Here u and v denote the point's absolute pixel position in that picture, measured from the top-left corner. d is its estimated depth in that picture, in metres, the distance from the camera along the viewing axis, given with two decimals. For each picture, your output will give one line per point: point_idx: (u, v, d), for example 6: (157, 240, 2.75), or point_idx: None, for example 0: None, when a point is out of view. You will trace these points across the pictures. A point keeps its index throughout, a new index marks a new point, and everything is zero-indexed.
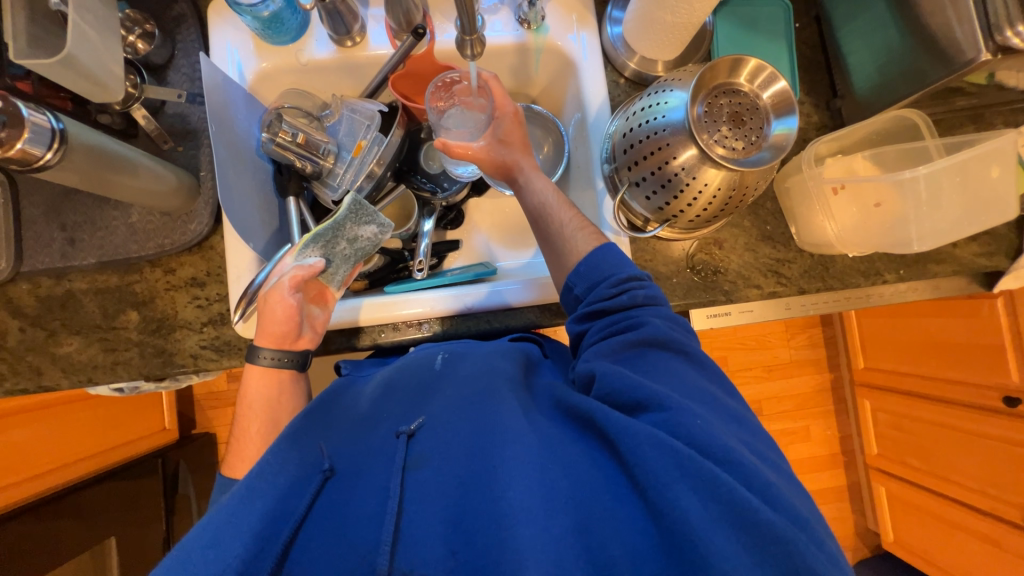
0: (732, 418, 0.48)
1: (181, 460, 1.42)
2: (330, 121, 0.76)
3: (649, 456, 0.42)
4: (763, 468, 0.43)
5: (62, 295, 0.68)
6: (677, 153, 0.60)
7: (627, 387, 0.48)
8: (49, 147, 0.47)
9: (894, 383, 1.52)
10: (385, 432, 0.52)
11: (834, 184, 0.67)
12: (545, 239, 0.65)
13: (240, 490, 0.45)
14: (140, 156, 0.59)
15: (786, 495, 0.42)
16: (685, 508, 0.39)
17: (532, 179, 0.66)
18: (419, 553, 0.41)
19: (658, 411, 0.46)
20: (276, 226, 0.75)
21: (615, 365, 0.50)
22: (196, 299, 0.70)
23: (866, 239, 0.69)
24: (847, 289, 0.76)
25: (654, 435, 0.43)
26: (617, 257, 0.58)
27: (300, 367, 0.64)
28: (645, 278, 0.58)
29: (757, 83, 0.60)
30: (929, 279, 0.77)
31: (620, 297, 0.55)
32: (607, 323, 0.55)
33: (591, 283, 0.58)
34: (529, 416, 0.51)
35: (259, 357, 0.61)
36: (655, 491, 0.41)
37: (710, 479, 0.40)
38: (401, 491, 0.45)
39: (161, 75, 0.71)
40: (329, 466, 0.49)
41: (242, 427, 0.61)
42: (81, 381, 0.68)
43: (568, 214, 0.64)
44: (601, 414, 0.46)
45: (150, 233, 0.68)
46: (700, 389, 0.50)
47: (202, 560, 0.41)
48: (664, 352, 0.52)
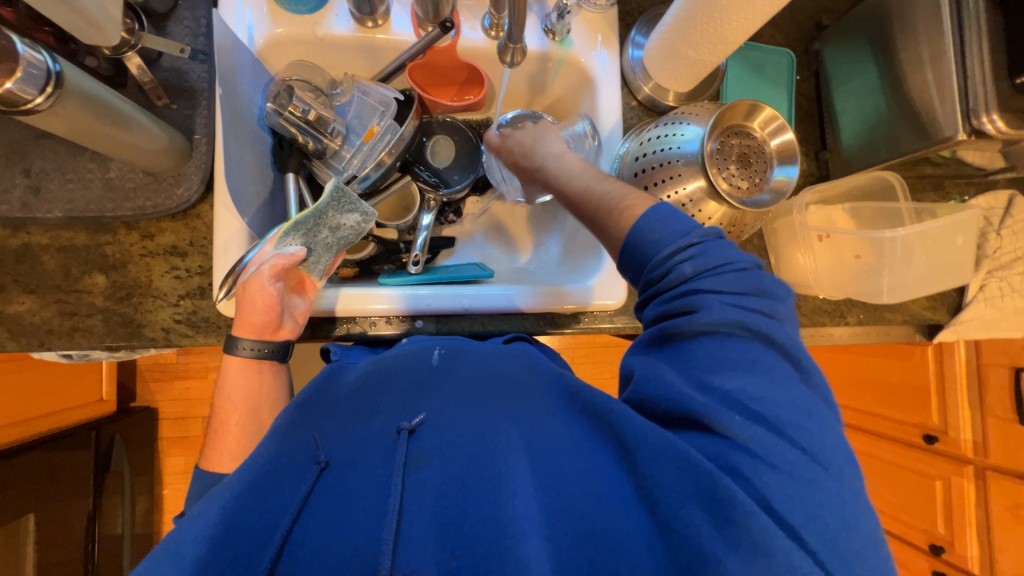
0: (801, 412, 0.45)
1: (118, 435, 1.32)
2: (340, 100, 0.73)
3: (661, 472, 0.43)
4: (796, 465, 0.42)
5: (17, 248, 0.62)
6: (686, 183, 0.63)
7: (666, 395, 0.47)
8: (42, 91, 0.42)
9: None
10: (383, 426, 0.51)
11: (818, 232, 0.74)
12: (586, 215, 0.59)
13: (233, 483, 0.44)
14: (134, 110, 0.55)
15: (833, 494, 0.42)
16: (697, 530, 0.40)
17: (554, 161, 0.64)
18: (420, 557, 0.41)
19: (697, 430, 0.45)
20: (269, 201, 0.71)
21: (657, 369, 0.49)
22: (175, 269, 0.65)
23: (839, 284, 0.74)
24: (814, 326, 0.82)
25: (672, 449, 0.43)
26: (657, 231, 0.51)
27: (282, 357, 0.61)
28: (710, 236, 0.52)
29: (767, 130, 0.64)
30: (883, 324, 0.85)
31: (664, 275, 0.50)
32: (660, 304, 0.51)
33: (634, 267, 0.53)
34: (536, 420, 0.51)
35: (238, 348, 0.58)
36: (667, 508, 0.42)
37: (726, 499, 0.40)
38: (403, 490, 0.45)
39: (160, 24, 0.65)
40: (324, 458, 0.48)
41: (219, 420, 0.58)
42: (31, 345, 0.61)
43: (603, 181, 0.59)
44: (624, 421, 0.47)
45: (129, 193, 0.63)
46: (769, 371, 0.46)
47: (190, 554, 0.40)
48: (730, 336, 0.47)
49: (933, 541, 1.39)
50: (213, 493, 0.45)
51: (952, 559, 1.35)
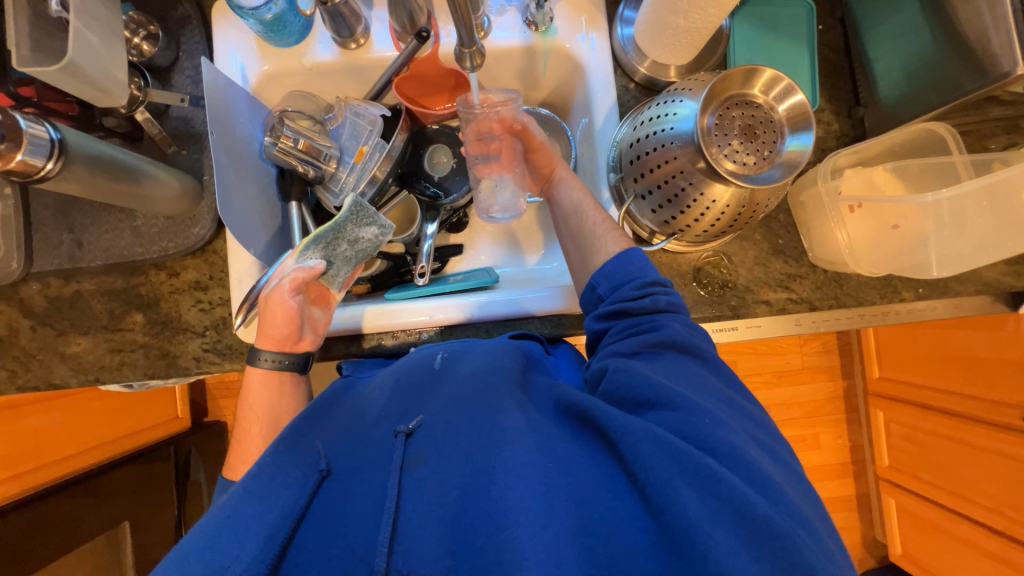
0: (745, 416, 0.48)
1: (194, 449, 1.47)
2: (334, 124, 0.75)
3: (647, 453, 0.42)
4: (761, 459, 0.43)
5: (70, 295, 0.69)
6: (683, 166, 0.58)
7: (636, 384, 0.48)
8: (50, 157, 0.47)
9: (908, 396, 1.47)
10: (383, 432, 0.52)
11: (851, 201, 0.65)
12: (575, 237, 0.66)
13: (236, 492, 0.46)
14: (143, 163, 0.60)
15: (789, 496, 0.41)
16: (684, 505, 0.39)
17: (568, 182, 0.70)
18: (419, 554, 0.41)
19: (667, 410, 0.46)
20: (278, 229, 0.75)
21: (628, 363, 0.51)
22: (200, 302, 0.70)
23: (880, 259, 0.66)
24: (861, 306, 0.73)
25: (652, 431, 0.43)
26: (642, 260, 0.58)
27: (302, 369, 0.65)
28: (669, 284, 0.58)
29: (773, 95, 0.57)
30: (950, 297, 0.74)
31: (643, 299, 0.55)
32: (626, 324, 0.55)
33: (615, 283, 0.58)
34: (526, 415, 0.50)
35: (259, 359, 0.62)
36: (654, 488, 0.41)
37: (708, 474, 0.40)
38: (400, 491, 0.46)
39: (166, 77, 0.71)
40: (326, 466, 0.50)
41: (243, 429, 0.61)
42: (89, 380, 0.69)
43: (600, 216, 0.65)
44: (600, 413, 0.46)
45: (155, 237, 0.69)
46: (715, 390, 0.50)
47: (198, 561, 0.42)
48: (680, 354, 0.52)
49: None
50: (217, 509, 0.46)
51: None
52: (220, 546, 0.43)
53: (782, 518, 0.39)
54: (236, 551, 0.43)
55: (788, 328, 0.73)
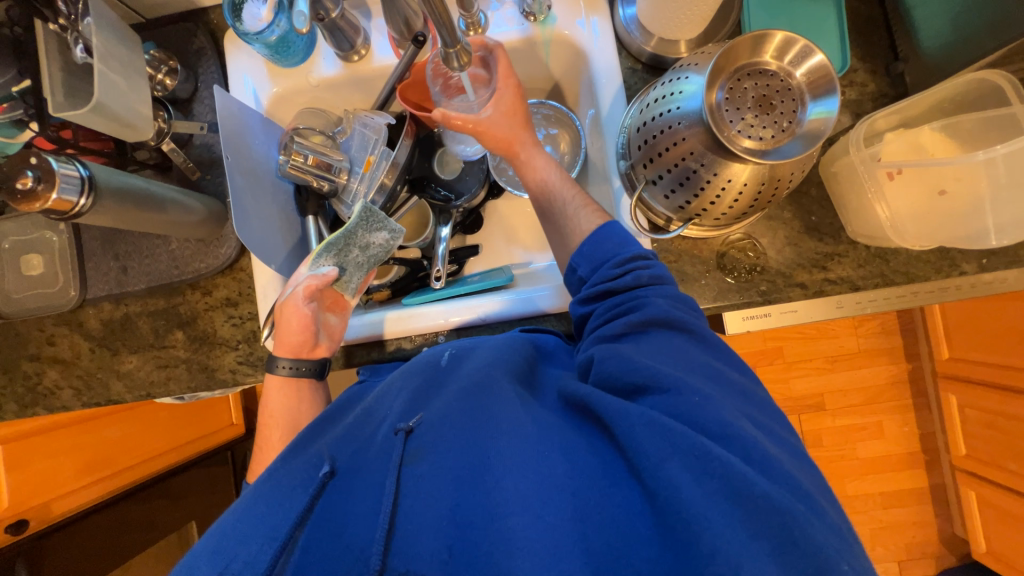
0: (738, 393, 0.46)
1: (249, 453, 1.58)
2: (343, 137, 0.77)
3: (642, 436, 0.40)
4: (760, 438, 0.41)
5: (121, 318, 0.76)
6: (693, 147, 0.55)
7: (626, 368, 0.46)
8: (82, 193, 0.51)
9: (985, 377, 1.32)
10: (384, 433, 0.52)
11: (889, 168, 0.57)
12: (548, 219, 0.64)
13: (248, 495, 0.50)
14: (169, 191, 0.64)
15: (788, 470, 0.40)
16: (679, 486, 0.37)
17: (534, 157, 0.64)
18: (416, 550, 0.41)
19: (659, 393, 0.44)
20: (298, 243, 0.77)
21: (613, 348, 0.49)
22: (231, 318, 0.74)
23: (930, 231, 0.59)
24: (913, 283, 0.66)
25: (647, 415, 0.41)
26: (622, 235, 0.55)
27: (319, 375, 0.67)
28: (652, 257, 0.55)
29: (788, 60, 0.53)
30: (1023, 267, 0.65)
31: (624, 277, 0.52)
32: (610, 305, 0.52)
33: (595, 263, 0.55)
34: (526, 406, 0.50)
35: (278, 366, 0.65)
36: (650, 471, 0.39)
37: (703, 455, 0.39)
38: (398, 488, 0.46)
39: (187, 108, 0.75)
40: (329, 468, 0.50)
41: (264, 435, 0.65)
42: (142, 395, 0.75)
43: (571, 192, 0.62)
44: (595, 400, 0.45)
45: (189, 258, 0.73)
46: (705, 366, 0.47)
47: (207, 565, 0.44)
48: (667, 331, 0.49)
49: None
50: (228, 514, 0.49)
51: None
52: (227, 551, 0.45)
53: (782, 494, 0.37)
54: (241, 551, 0.45)
55: (829, 312, 0.67)
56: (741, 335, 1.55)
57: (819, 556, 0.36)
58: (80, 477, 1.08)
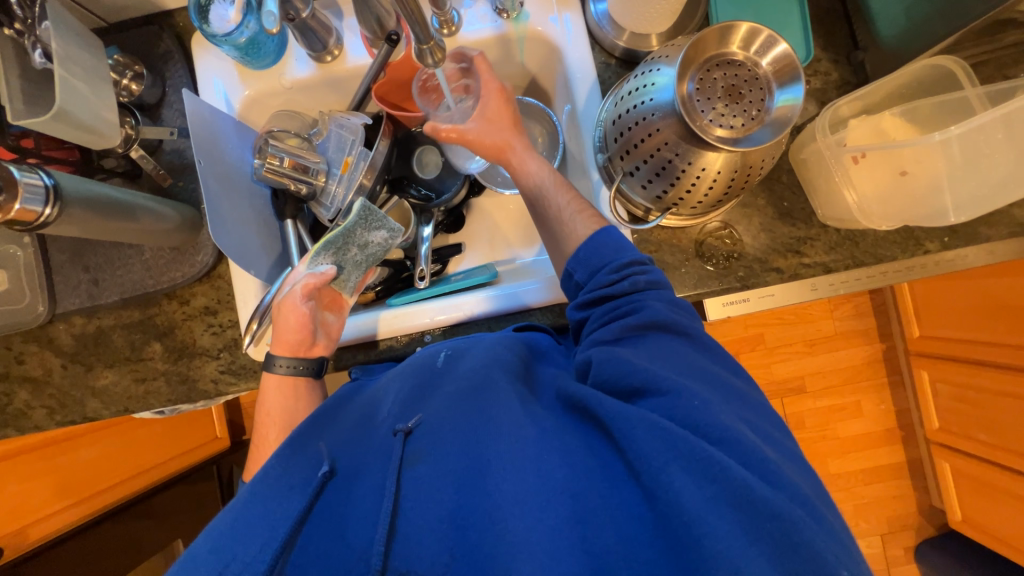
0: (738, 399, 0.46)
1: (235, 467, 1.55)
2: (320, 139, 0.76)
3: (643, 440, 0.41)
4: (758, 442, 0.41)
5: (94, 331, 0.73)
6: (668, 138, 0.56)
7: (624, 371, 0.46)
8: (47, 203, 0.49)
9: (953, 352, 1.38)
10: (384, 433, 0.53)
11: (853, 153, 0.60)
12: (544, 224, 0.63)
13: (243, 497, 0.48)
14: (140, 198, 0.62)
15: (786, 475, 0.40)
16: (679, 491, 0.38)
17: (526, 160, 0.63)
18: (415, 552, 0.42)
19: (659, 395, 0.44)
20: (278, 248, 0.76)
21: (611, 350, 0.49)
22: (211, 327, 0.73)
23: (897, 212, 0.62)
24: (882, 263, 0.69)
25: (648, 419, 0.42)
26: (617, 242, 0.55)
27: (316, 374, 0.67)
28: (649, 262, 0.55)
29: (754, 51, 0.54)
30: (981, 243, 0.68)
31: (621, 283, 0.52)
32: (605, 310, 0.53)
33: (591, 269, 0.55)
34: (525, 407, 0.49)
35: (275, 366, 0.64)
36: (649, 474, 0.40)
37: (703, 458, 0.39)
38: (398, 489, 0.46)
39: (155, 113, 0.73)
40: (329, 467, 0.51)
41: (260, 435, 0.63)
42: (120, 410, 0.73)
43: (566, 197, 0.61)
44: (595, 403, 0.45)
45: (163, 267, 0.71)
46: (706, 372, 0.47)
47: (205, 560, 0.44)
48: (664, 334, 0.50)
49: None
50: (223, 514, 0.48)
51: None
52: (223, 551, 0.44)
53: (783, 500, 0.37)
54: (241, 550, 0.44)
55: (803, 294, 0.70)
56: (723, 323, 1.59)
57: (818, 563, 0.36)
58: (55, 501, 1.04)
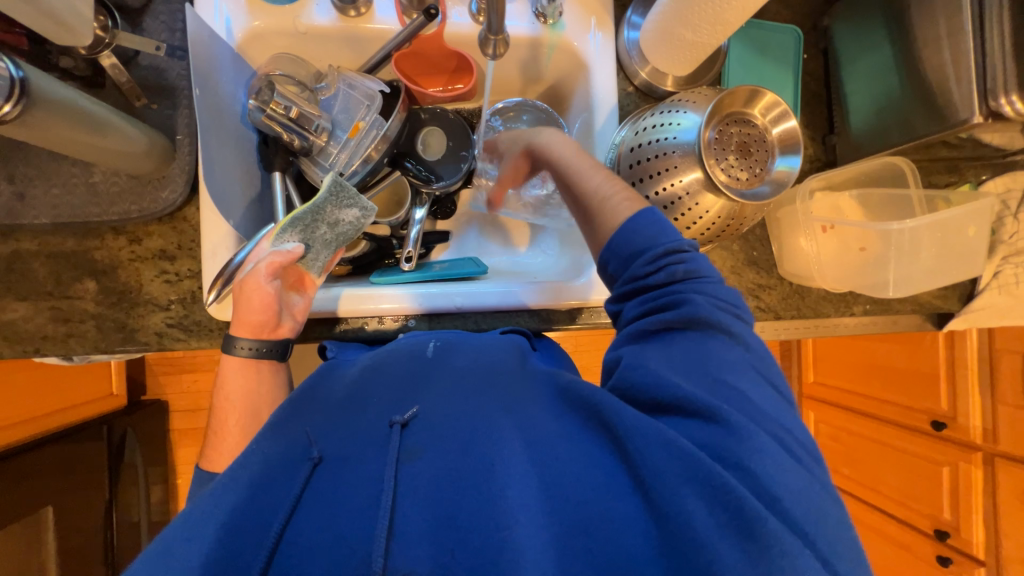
0: (772, 415, 0.47)
1: (130, 429, 1.36)
2: (325, 94, 0.71)
3: (656, 459, 0.44)
4: (781, 470, 0.43)
5: (7, 255, 0.61)
6: (682, 175, 0.61)
7: (653, 385, 0.48)
8: (8, 99, 0.41)
9: (837, 399, 1.63)
10: (375, 419, 0.51)
11: (824, 222, 0.72)
12: (582, 214, 0.60)
13: (223, 481, 0.46)
14: (109, 114, 0.53)
15: (798, 503, 0.42)
16: (691, 512, 0.41)
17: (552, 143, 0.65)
18: (416, 551, 0.42)
19: (681, 415, 0.47)
20: (255, 198, 0.70)
21: (639, 358, 0.50)
22: (164, 274, 0.64)
23: (845, 277, 0.73)
24: (818, 317, 0.80)
25: (663, 436, 0.44)
26: (654, 228, 0.53)
27: (280, 356, 0.61)
28: (693, 247, 0.53)
29: (770, 117, 0.61)
30: (890, 314, 0.82)
31: (656, 273, 0.51)
32: (641, 302, 0.52)
33: (624, 259, 0.54)
34: (530, 413, 0.51)
35: (235, 347, 0.59)
36: (661, 492, 0.42)
37: (718, 484, 0.41)
38: (396, 484, 0.45)
39: (135, 20, 0.63)
40: (317, 454, 0.48)
41: (219, 420, 0.58)
42: (26, 352, 0.62)
43: (601, 177, 0.59)
44: (611, 411, 0.47)
45: (114, 197, 0.61)
46: (735, 374, 0.48)
47: (183, 552, 0.42)
48: (705, 331, 0.50)
49: (938, 526, 1.37)
50: (201, 499, 0.46)
51: (957, 544, 1.32)
52: (204, 535, 0.42)
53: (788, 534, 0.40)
54: (230, 547, 0.42)
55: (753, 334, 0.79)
56: None
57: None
58: None
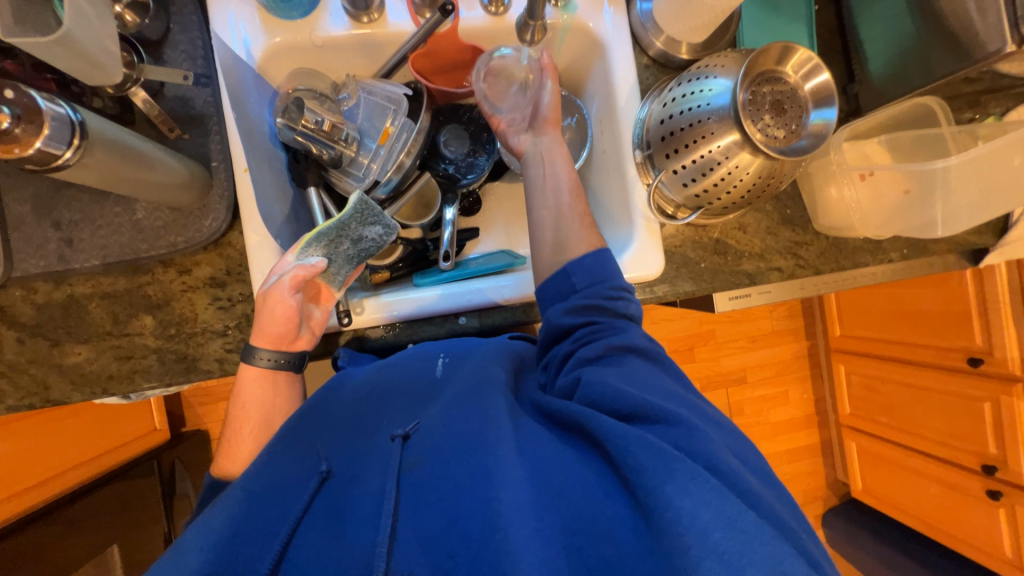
0: (714, 423, 0.51)
1: (177, 459, 1.37)
2: (348, 105, 0.71)
3: (638, 457, 0.44)
4: (745, 474, 0.45)
5: (63, 300, 0.62)
6: (719, 140, 0.61)
7: (619, 396, 0.49)
8: (68, 146, 0.43)
9: (866, 349, 1.64)
10: (381, 437, 0.54)
11: (862, 170, 0.72)
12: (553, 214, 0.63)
13: (238, 493, 0.49)
14: (152, 149, 0.54)
15: (768, 502, 0.44)
16: (679, 509, 0.40)
17: (555, 160, 0.66)
18: (412, 554, 0.44)
19: (648, 421, 0.48)
20: (292, 216, 0.70)
21: (602, 373, 0.52)
22: (217, 300, 0.65)
23: (887, 221, 0.75)
24: (856, 268, 0.80)
25: (644, 437, 0.45)
26: (616, 264, 0.61)
27: (297, 368, 0.62)
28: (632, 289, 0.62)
29: (802, 73, 0.61)
30: (927, 256, 0.82)
31: (617, 300, 0.59)
32: (591, 328, 0.57)
33: (593, 278, 0.59)
34: (518, 420, 0.53)
35: (257, 358, 0.59)
36: (646, 490, 0.42)
37: (698, 478, 0.42)
38: (397, 494, 0.48)
39: (156, 53, 0.64)
40: (326, 468, 0.52)
41: (233, 427, 0.60)
42: (94, 393, 0.63)
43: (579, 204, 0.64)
44: (589, 418, 0.48)
45: (160, 231, 0.62)
46: (675, 394, 0.52)
47: (195, 561, 0.45)
48: (640, 358, 0.56)
49: (986, 461, 1.38)
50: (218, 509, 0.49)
51: (1007, 476, 1.34)
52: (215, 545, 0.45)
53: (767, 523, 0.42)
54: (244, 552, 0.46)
55: (794, 292, 0.79)
56: (682, 319, 1.72)
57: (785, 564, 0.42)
58: None
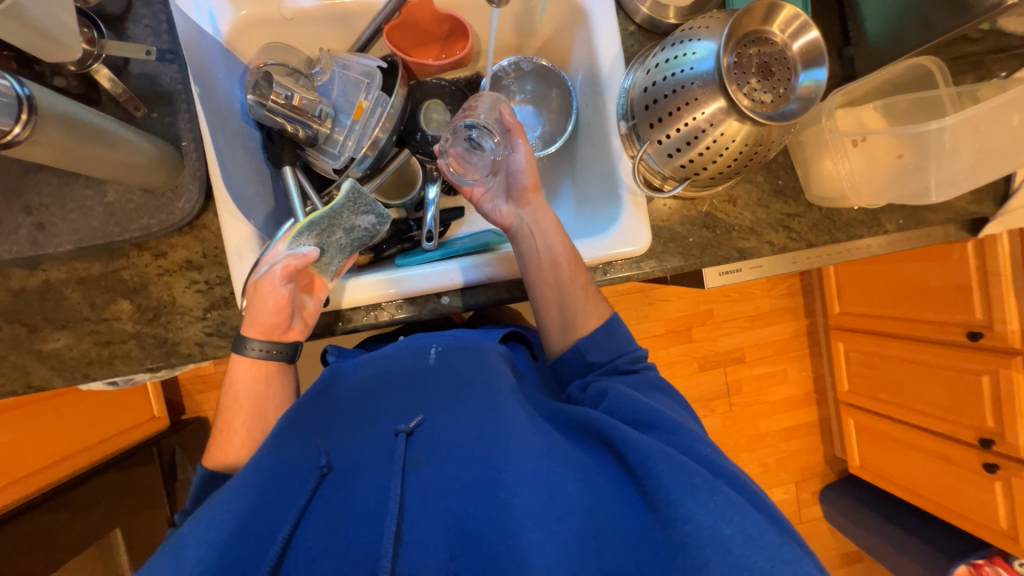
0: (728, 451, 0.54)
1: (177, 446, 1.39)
2: (321, 80, 0.68)
3: (660, 470, 0.45)
4: (757, 488, 0.48)
5: (39, 286, 0.62)
6: (704, 107, 0.59)
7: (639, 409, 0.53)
8: (18, 121, 0.41)
9: (865, 325, 1.63)
10: (383, 430, 0.53)
11: (853, 136, 0.69)
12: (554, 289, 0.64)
13: (235, 487, 0.47)
14: (114, 127, 0.52)
15: (781, 511, 0.47)
16: (698, 521, 0.42)
17: (545, 228, 0.65)
18: (423, 556, 0.44)
19: (666, 438, 0.50)
20: (268, 195, 0.69)
21: (626, 394, 0.55)
22: (195, 283, 0.64)
23: (882, 190, 0.72)
24: (851, 240, 0.78)
25: (664, 450, 0.46)
26: (626, 335, 0.65)
27: (289, 359, 0.62)
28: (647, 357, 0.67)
29: (790, 32, 0.59)
30: (924, 227, 0.80)
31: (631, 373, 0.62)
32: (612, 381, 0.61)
33: (608, 356, 0.64)
34: (531, 420, 0.53)
35: (247, 348, 0.59)
36: (665, 500, 0.44)
37: (716, 490, 0.44)
38: (403, 492, 0.47)
39: (120, 28, 0.62)
40: (326, 463, 0.51)
41: (225, 417, 0.59)
42: (75, 379, 0.63)
43: (576, 273, 0.65)
44: (609, 426, 0.49)
45: (132, 214, 0.61)
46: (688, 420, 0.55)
47: (194, 556, 0.43)
48: (659, 394, 0.60)
49: (982, 435, 1.38)
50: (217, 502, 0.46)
51: (1004, 449, 1.33)
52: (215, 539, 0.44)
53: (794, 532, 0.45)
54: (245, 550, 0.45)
55: (786, 265, 0.77)
56: (679, 299, 1.70)
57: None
58: None
